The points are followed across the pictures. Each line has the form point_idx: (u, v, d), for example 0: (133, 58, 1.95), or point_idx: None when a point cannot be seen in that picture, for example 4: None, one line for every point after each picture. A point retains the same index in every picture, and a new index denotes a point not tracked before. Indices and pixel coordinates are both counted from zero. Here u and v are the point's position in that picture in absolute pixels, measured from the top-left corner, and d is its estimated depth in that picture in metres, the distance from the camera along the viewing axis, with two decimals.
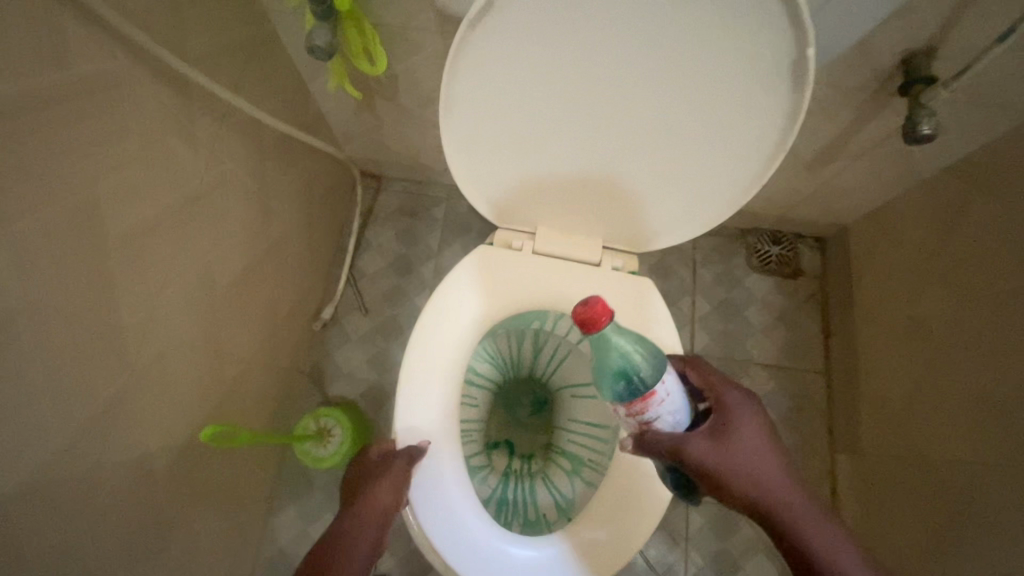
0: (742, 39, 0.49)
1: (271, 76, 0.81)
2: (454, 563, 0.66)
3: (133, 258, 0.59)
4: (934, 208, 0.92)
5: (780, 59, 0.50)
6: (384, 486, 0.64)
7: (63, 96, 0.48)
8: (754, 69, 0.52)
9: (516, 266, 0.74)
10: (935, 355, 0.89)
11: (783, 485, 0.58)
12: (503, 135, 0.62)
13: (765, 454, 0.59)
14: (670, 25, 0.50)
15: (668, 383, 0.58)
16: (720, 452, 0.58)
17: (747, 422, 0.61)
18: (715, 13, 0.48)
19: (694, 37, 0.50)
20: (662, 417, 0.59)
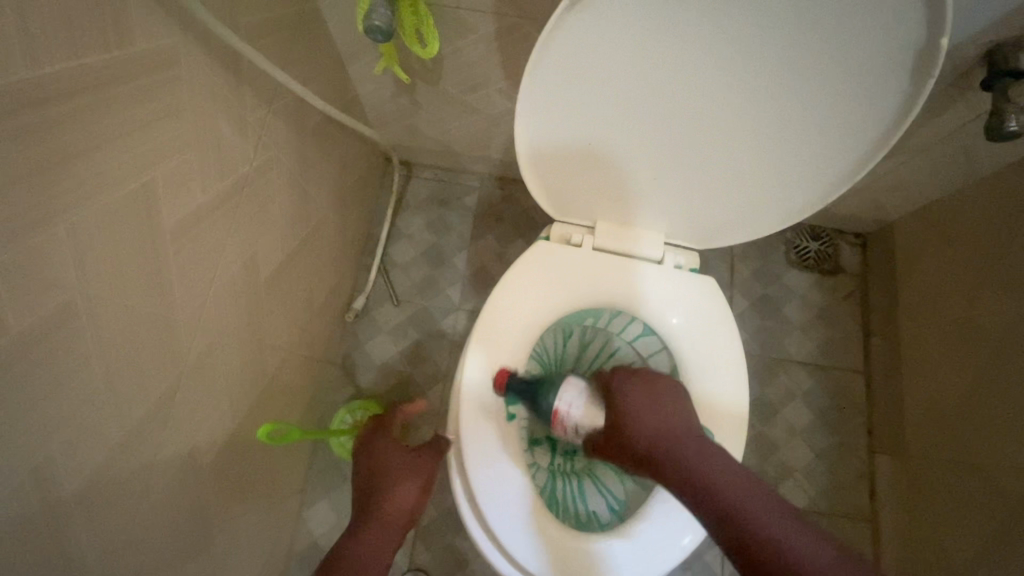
0: (865, 27, 0.46)
1: (315, 59, 0.78)
2: (526, 565, 0.64)
3: (187, 245, 0.57)
4: (993, 205, 0.88)
5: (901, 56, 0.47)
6: (408, 485, 0.66)
7: (119, 73, 0.45)
8: (871, 59, 0.48)
9: (576, 261, 0.70)
10: (994, 359, 0.86)
11: (685, 451, 0.57)
12: (584, 126, 0.59)
13: (664, 425, 0.59)
14: (788, 16, 0.46)
15: (563, 396, 0.63)
16: (621, 433, 0.60)
17: (642, 399, 0.61)
18: (844, 7, 0.45)
19: (816, 28, 0.46)
20: (583, 423, 0.63)
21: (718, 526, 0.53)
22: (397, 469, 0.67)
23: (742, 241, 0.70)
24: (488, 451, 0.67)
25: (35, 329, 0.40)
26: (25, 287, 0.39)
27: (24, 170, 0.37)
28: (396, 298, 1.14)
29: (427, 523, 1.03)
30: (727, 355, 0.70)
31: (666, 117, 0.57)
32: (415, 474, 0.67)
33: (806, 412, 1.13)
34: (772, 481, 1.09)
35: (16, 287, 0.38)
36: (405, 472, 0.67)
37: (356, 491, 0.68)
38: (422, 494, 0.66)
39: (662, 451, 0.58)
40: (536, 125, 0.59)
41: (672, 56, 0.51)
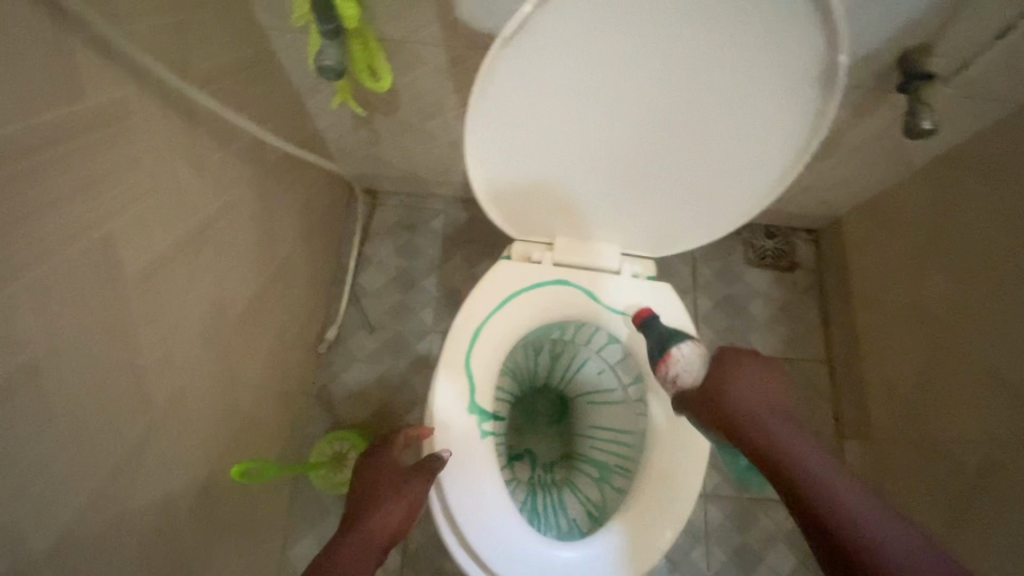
0: (774, 48, 0.49)
1: (271, 98, 0.79)
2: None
3: (150, 291, 0.57)
4: (930, 195, 0.95)
5: (808, 68, 0.51)
6: (395, 506, 0.62)
7: (73, 130, 0.46)
8: (784, 75, 0.52)
9: (539, 277, 0.72)
10: (944, 339, 0.91)
11: (786, 432, 0.56)
12: (531, 149, 0.61)
13: (760, 402, 0.59)
14: (705, 42, 0.49)
15: (685, 346, 0.63)
16: (722, 396, 0.59)
17: (752, 375, 0.60)
18: (754, 32, 0.48)
19: (732, 51, 0.50)
20: (684, 376, 0.62)
21: (811, 508, 0.52)
22: (383, 489, 0.64)
23: (695, 245, 0.73)
24: (461, 465, 0.66)
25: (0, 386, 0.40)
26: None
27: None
28: (369, 325, 1.15)
29: (414, 550, 1.02)
30: None
31: (606, 135, 0.59)
32: (404, 497, 0.63)
33: None
34: None
35: None
36: (395, 491, 0.63)
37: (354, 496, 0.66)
38: (406, 518, 0.62)
39: (761, 424, 0.57)
40: (485, 151, 0.61)
41: (602, 81, 0.54)
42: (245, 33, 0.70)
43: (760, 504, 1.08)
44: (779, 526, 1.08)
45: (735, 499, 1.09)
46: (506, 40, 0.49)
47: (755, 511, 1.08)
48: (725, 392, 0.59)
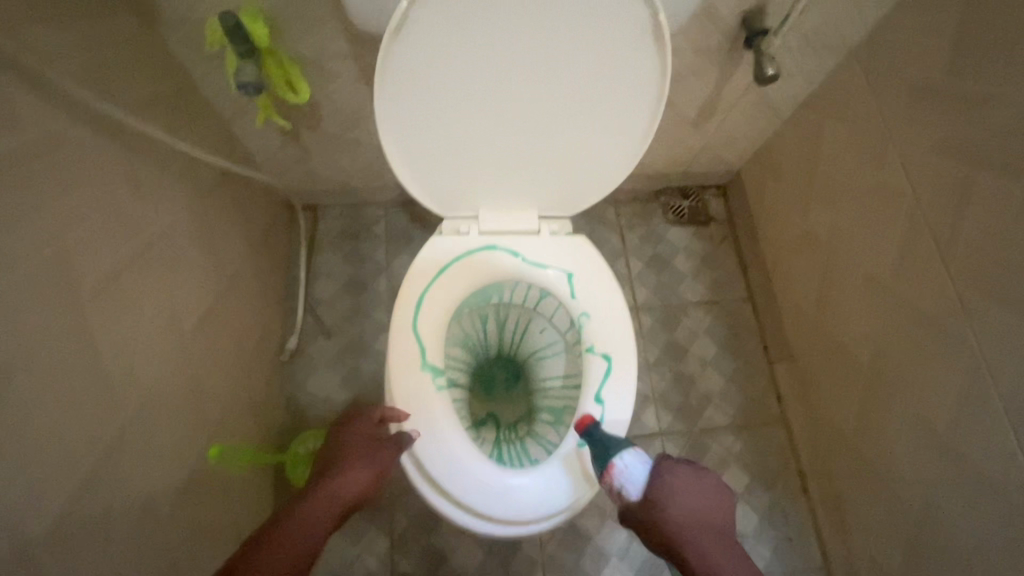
0: (607, 17, 0.60)
1: (199, 123, 0.85)
2: (469, 503, 0.71)
3: (105, 303, 0.62)
4: (803, 136, 1.10)
5: (638, 29, 0.61)
6: (363, 468, 0.67)
7: (16, 156, 0.52)
8: (623, 38, 0.62)
9: (467, 245, 0.81)
10: (833, 255, 1.05)
11: (714, 549, 0.64)
12: (437, 132, 0.71)
13: (696, 518, 0.66)
14: (551, 19, 0.60)
15: (625, 458, 0.67)
16: (663, 519, 0.65)
17: (687, 491, 0.67)
18: (587, 4, 0.59)
19: (575, 23, 0.60)
20: (627, 489, 0.66)
21: None
22: (357, 456, 0.68)
23: (600, 196, 0.82)
24: (419, 413, 0.73)
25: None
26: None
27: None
28: (327, 332, 1.20)
29: (401, 532, 1.08)
30: (608, 295, 0.81)
31: (496, 107, 0.69)
32: (372, 462, 0.68)
33: (712, 345, 1.29)
34: (697, 409, 1.23)
35: None
36: (363, 456, 0.68)
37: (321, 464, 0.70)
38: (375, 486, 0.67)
39: (696, 541, 0.64)
40: (399, 139, 0.71)
41: (477, 60, 0.63)
42: (163, 65, 0.76)
43: (709, 432, 1.21)
44: (725, 451, 1.20)
45: (686, 433, 1.21)
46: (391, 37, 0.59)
47: (704, 441, 1.21)
48: (668, 507, 0.65)
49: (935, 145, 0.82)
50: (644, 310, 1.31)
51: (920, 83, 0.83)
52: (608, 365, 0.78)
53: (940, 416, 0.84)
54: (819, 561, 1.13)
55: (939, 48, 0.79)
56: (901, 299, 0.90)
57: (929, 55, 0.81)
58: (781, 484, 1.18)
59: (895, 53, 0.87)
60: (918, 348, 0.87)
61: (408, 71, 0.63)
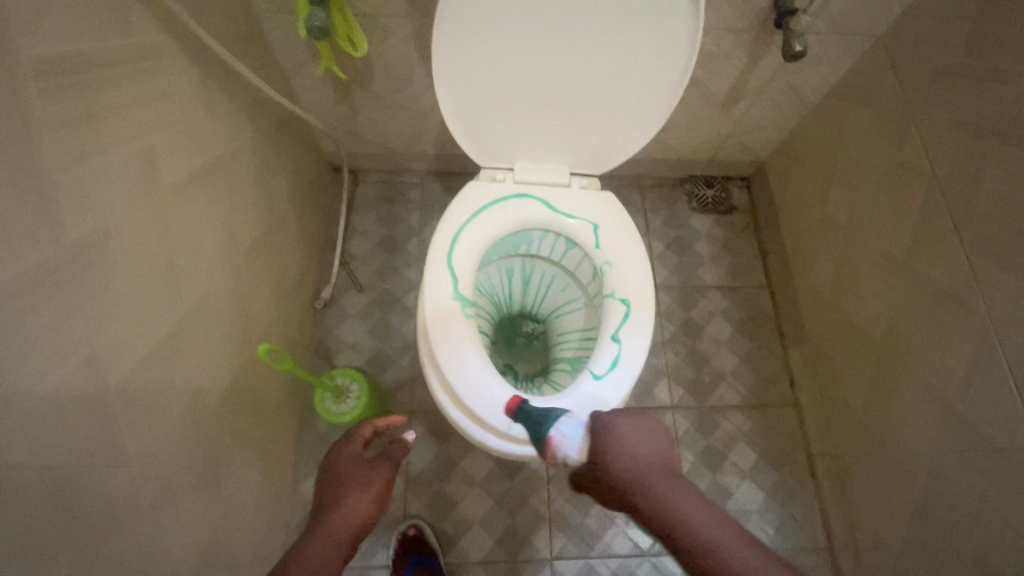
0: None
1: (264, 70, 0.94)
2: (487, 419, 0.76)
3: (180, 205, 0.70)
4: (828, 124, 1.14)
5: None
6: (361, 494, 0.74)
7: (124, 58, 0.60)
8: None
9: (502, 191, 0.87)
10: (852, 238, 1.09)
11: (668, 493, 0.60)
12: (482, 80, 0.77)
13: (645, 464, 0.62)
14: None
15: (559, 427, 0.65)
16: (605, 470, 0.62)
17: (632, 438, 0.64)
18: None
19: None
20: (571, 455, 0.64)
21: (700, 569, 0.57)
22: (353, 485, 0.75)
23: (632, 153, 0.87)
24: (447, 335, 0.78)
25: (70, 240, 0.52)
26: (59, 208, 0.50)
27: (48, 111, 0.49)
28: (359, 285, 1.27)
29: (415, 476, 1.13)
30: (630, 245, 0.86)
31: (538, 59, 0.74)
32: (367, 487, 0.75)
33: (728, 327, 1.32)
34: (709, 387, 1.26)
35: (71, 202, 0.52)
36: (359, 484, 0.75)
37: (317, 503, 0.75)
38: (375, 506, 0.73)
39: (646, 489, 0.60)
40: (447, 86, 0.77)
41: (525, 12, 0.68)
42: (242, 11, 0.85)
43: (720, 410, 1.24)
44: (735, 429, 1.22)
45: (697, 409, 1.24)
46: None
47: (715, 418, 1.23)
48: (609, 458, 0.62)
49: (954, 124, 0.85)
50: (662, 289, 1.35)
51: (941, 66, 0.87)
52: (627, 310, 0.82)
53: (948, 386, 0.86)
54: (823, 541, 1.14)
55: (960, 32, 0.83)
56: (916, 275, 0.93)
57: (951, 39, 0.85)
58: (789, 464, 1.20)
59: (919, 39, 0.91)
60: (929, 321, 0.90)
61: (461, 19, 0.69)
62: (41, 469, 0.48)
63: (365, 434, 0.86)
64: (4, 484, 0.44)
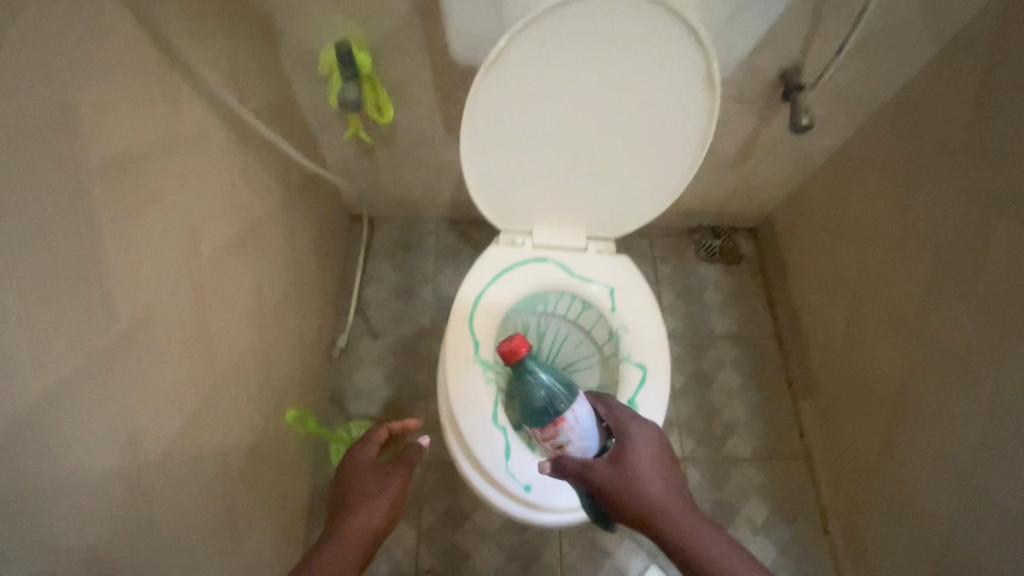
0: (667, 67, 0.67)
1: (294, 133, 0.98)
2: (507, 484, 0.77)
3: (216, 274, 0.73)
4: (834, 182, 1.18)
5: (694, 79, 0.68)
6: (375, 502, 0.70)
7: (177, 142, 0.64)
8: (680, 85, 0.69)
9: (521, 256, 0.90)
10: (860, 295, 1.11)
11: (671, 500, 0.64)
12: (505, 159, 0.79)
13: (658, 475, 0.66)
14: (619, 69, 0.67)
15: (576, 410, 0.70)
16: (620, 475, 0.65)
17: (646, 449, 0.67)
18: (651, 58, 0.66)
19: (639, 73, 0.67)
20: (572, 442, 0.70)
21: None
22: (368, 491, 0.71)
23: (662, 209, 0.87)
24: (469, 398, 0.80)
25: (122, 321, 0.54)
26: (116, 293, 0.53)
27: (110, 198, 0.53)
28: (375, 333, 1.29)
29: (428, 527, 1.13)
30: (646, 310, 0.89)
31: (560, 140, 0.76)
32: (380, 495, 0.71)
33: (737, 376, 1.33)
34: (720, 437, 1.27)
35: (125, 286, 0.55)
36: (373, 490, 0.71)
37: (335, 497, 0.73)
38: (390, 513, 0.70)
39: (658, 498, 0.64)
40: (472, 166, 0.79)
41: (549, 101, 0.71)
42: (277, 81, 0.90)
43: (731, 462, 1.24)
44: (747, 482, 1.23)
45: (709, 460, 1.24)
46: (478, 82, 0.67)
47: (727, 469, 1.24)
48: (626, 464, 0.66)
49: (958, 196, 0.88)
50: (672, 338, 1.37)
51: (944, 139, 0.91)
52: (644, 375, 0.84)
53: (961, 451, 0.87)
54: None
55: (962, 109, 0.87)
56: (927, 340, 0.94)
57: (952, 114, 0.89)
58: (801, 518, 1.20)
59: (921, 111, 0.95)
60: (940, 384, 0.91)
61: (487, 109, 0.71)
62: (89, 550, 0.50)
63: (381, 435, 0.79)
64: (56, 569, 0.46)
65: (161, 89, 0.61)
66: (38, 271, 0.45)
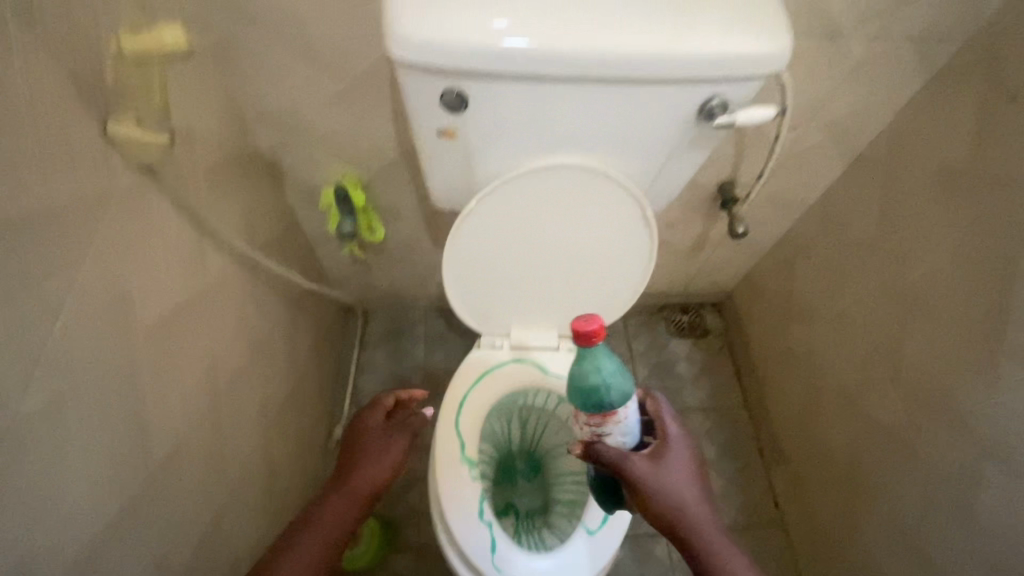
0: (608, 213, 0.79)
1: (295, 252, 1.10)
2: None
3: (229, 397, 0.82)
4: (780, 267, 1.31)
5: (632, 220, 0.80)
6: (377, 460, 0.75)
7: (200, 293, 0.75)
8: (622, 224, 0.81)
9: (500, 359, 1.00)
10: (812, 371, 1.22)
11: (693, 499, 0.68)
12: (481, 286, 0.90)
13: (691, 481, 0.69)
14: (568, 216, 0.79)
15: (630, 407, 0.68)
16: (659, 474, 0.67)
17: (685, 456, 0.70)
18: (594, 207, 0.78)
19: (586, 218, 0.80)
20: (614, 435, 0.68)
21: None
22: (372, 450, 0.76)
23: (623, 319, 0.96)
24: (456, 495, 0.88)
25: (153, 460, 0.64)
26: (150, 437, 0.63)
27: (146, 358, 0.63)
28: None
29: None
30: None
31: (527, 269, 0.88)
32: (383, 455, 0.76)
33: (712, 446, 1.42)
34: None
35: (156, 430, 0.64)
36: (377, 451, 0.76)
37: (345, 450, 0.79)
38: (390, 470, 0.75)
39: (689, 504, 0.67)
40: (452, 294, 0.90)
41: (513, 241, 0.83)
42: (282, 213, 1.03)
43: None
44: None
45: None
46: (452, 232, 0.81)
47: None
48: (666, 466, 0.68)
49: (876, 291, 1.02)
50: None
51: (860, 240, 1.05)
52: None
53: (906, 522, 0.96)
54: None
55: (871, 217, 1.02)
56: (868, 416, 1.05)
57: (864, 219, 1.04)
58: None
59: (840, 214, 1.10)
60: (883, 458, 1.01)
61: (461, 250, 0.84)
62: None
63: (388, 403, 0.84)
64: None
65: (190, 253, 0.73)
66: (93, 435, 0.55)
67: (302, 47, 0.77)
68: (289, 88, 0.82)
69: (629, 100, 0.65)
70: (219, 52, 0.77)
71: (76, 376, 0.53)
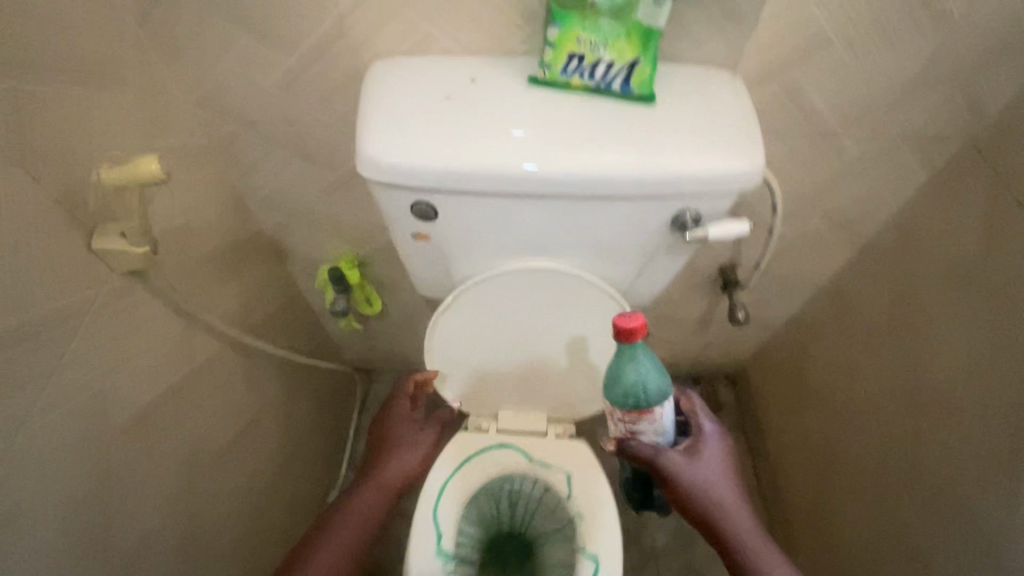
0: (587, 309, 0.78)
1: (298, 322, 1.13)
2: None
3: (207, 477, 0.83)
4: (791, 348, 1.25)
5: (612, 316, 0.78)
6: None
7: (182, 380, 0.77)
8: (602, 321, 0.79)
9: (486, 443, 0.98)
10: (824, 464, 1.14)
11: (725, 491, 0.73)
12: (466, 380, 0.88)
13: (723, 475, 0.74)
14: (547, 310, 0.79)
15: (668, 407, 0.70)
16: (691, 469, 0.72)
17: (716, 452, 0.75)
18: (571, 302, 0.78)
19: (564, 313, 0.79)
20: (650, 433, 0.72)
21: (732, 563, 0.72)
22: None
23: None
24: None
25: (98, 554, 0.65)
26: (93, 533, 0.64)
27: (105, 451, 0.65)
28: None
29: None
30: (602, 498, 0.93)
31: (511, 362, 0.85)
32: None
33: None
34: None
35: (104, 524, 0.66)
36: None
37: None
38: None
39: (719, 495, 0.73)
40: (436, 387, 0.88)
41: (495, 333, 0.82)
42: (285, 288, 1.06)
43: None
44: None
45: None
46: (432, 325, 0.81)
47: None
48: (698, 460, 0.73)
49: (883, 388, 0.96)
50: None
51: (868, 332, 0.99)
52: (596, 566, 0.88)
53: None
54: None
55: (879, 309, 0.96)
56: (882, 524, 0.96)
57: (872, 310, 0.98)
58: None
59: (846, 301, 1.05)
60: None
61: (443, 342, 0.84)
62: None
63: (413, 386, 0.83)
64: None
65: (174, 343, 0.76)
66: (27, 538, 0.57)
67: (296, 145, 0.81)
68: (286, 181, 0.86)
69: (595, 210, 0.65)
70: (221, 150, 0.83)
71: (8, 483, 0.55)
